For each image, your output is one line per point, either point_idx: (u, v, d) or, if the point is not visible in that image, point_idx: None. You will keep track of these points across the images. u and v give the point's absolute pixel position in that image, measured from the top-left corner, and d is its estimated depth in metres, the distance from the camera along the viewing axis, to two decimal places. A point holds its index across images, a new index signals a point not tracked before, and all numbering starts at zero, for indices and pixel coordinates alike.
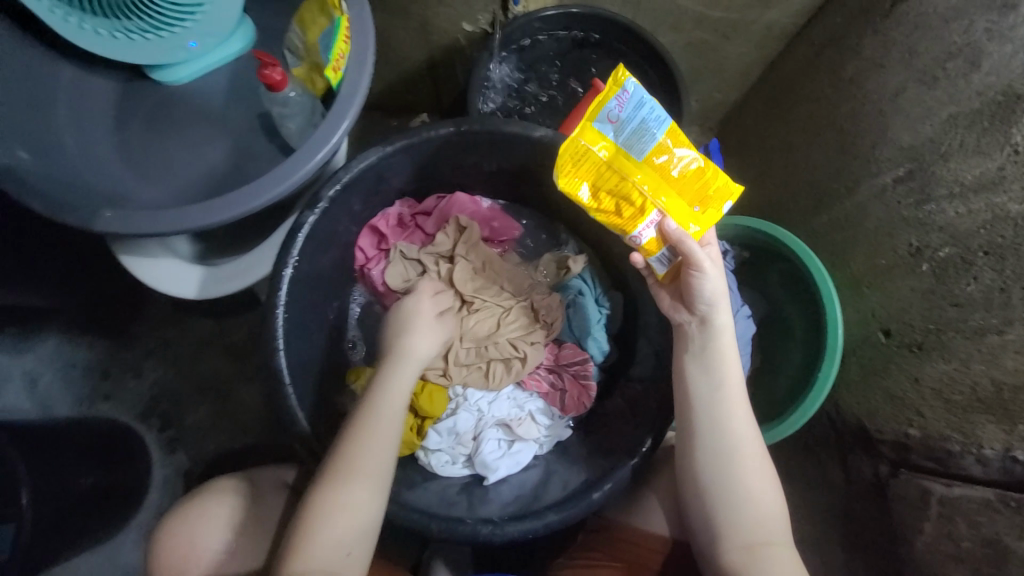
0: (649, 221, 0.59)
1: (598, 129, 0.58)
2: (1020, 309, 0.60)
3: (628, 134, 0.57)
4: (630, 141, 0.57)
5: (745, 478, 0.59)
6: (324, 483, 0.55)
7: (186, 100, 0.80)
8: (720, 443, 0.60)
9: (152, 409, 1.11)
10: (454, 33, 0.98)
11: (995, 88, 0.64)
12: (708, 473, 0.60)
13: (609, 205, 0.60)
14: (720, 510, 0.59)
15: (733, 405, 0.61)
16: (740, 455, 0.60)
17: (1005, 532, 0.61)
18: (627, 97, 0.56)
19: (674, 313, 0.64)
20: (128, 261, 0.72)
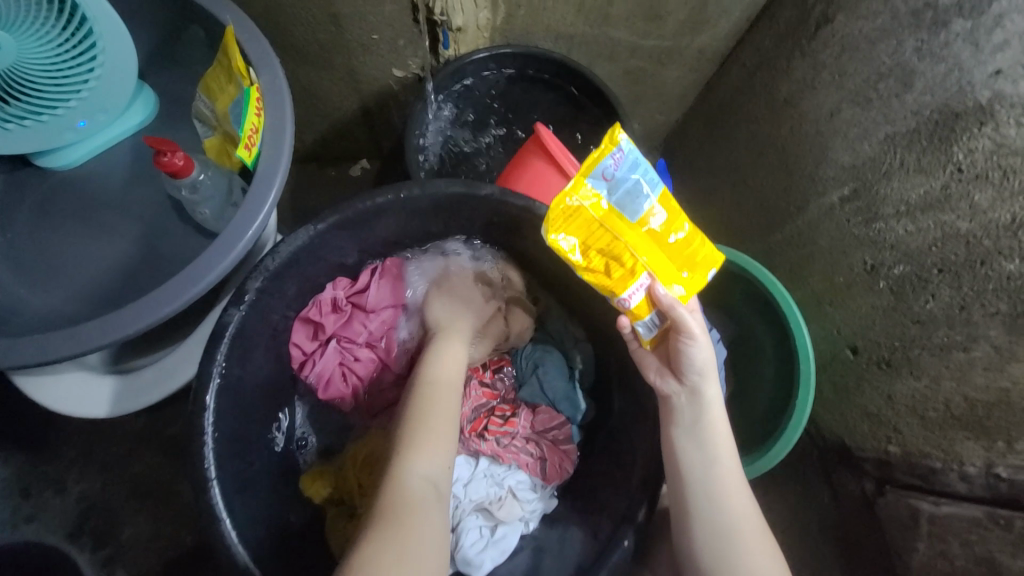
0: (639, 283, 0.55)
1: (592, 184, 0.55)
2: (981, 325, 0.60)
3: (621, 194, 0.55)
4: (623, 202, 0.55)
5: (750, 562, 0.56)
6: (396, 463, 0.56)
7: (81, 186, 0.70)
8: (719, 525, 0.57)
9: (82, 525, 0.98)
10: (384, 80, 0.93)
11: (930, 108, 0.64)
12: (711, 561, 0.57)
13: (598, 264, 0.56)
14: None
15: (728, 481, 0.58)
16: (742, 537, 0.57)
17: (997, 550, 0.59)
18: (622, 159, 0.54)
19: (661, 382, 0.61)
20: (23, 383, 0.62)
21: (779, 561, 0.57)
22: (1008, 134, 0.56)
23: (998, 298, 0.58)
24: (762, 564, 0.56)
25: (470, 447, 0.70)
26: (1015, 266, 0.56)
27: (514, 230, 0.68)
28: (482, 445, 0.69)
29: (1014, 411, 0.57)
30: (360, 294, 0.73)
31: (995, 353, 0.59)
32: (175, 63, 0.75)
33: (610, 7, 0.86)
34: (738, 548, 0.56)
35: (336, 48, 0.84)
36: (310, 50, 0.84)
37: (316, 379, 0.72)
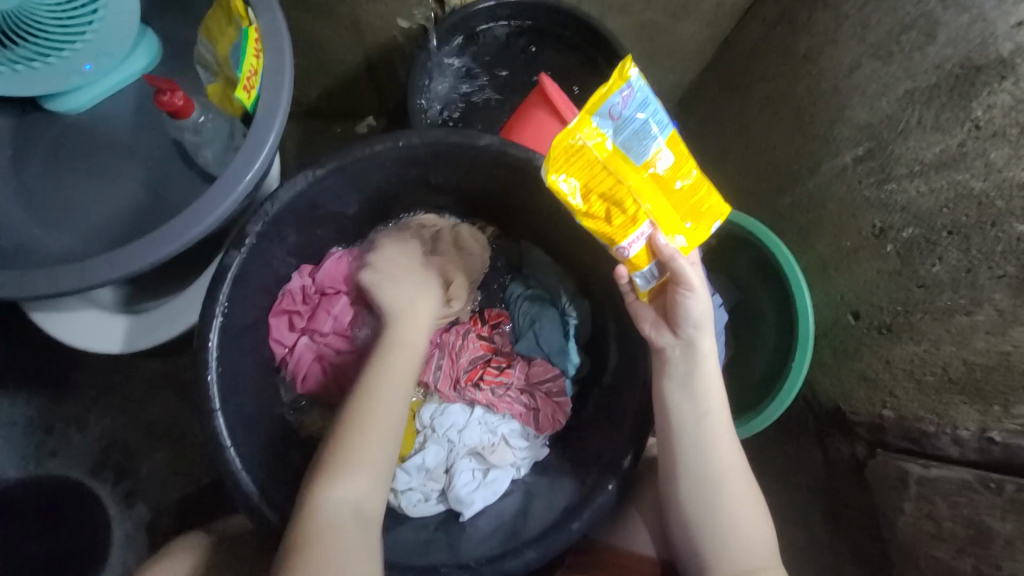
0: (640, 232, 0.56)
1: (597, 123, 0.53)
2: (986, 289, 0.59)
3: (628, 135, 0.53)
4: (629, 143, 0.54)
5: (733, 505, 0.58)
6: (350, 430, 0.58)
7: (88, 131, 0.71)
8: (706, 471, 0.59)
9: (105, 461, 1.04)
10: (389, 31, 0.91)
11: (954, 60, 0.60)
12: (698, 505, 0.59)
13: (599, 210, 0.55)
14: (709, 542, 0.58)
15: (718, 431, 0.59)
16: (729, 483, 0.59)
17: (986, 512, 0.60)
18: (629, 98, 0.52)
19: (657, 335, 0.61)
20: (41, 319, 0.65)
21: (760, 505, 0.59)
22: None
23: (1006, 260, 0.56)
24: (745, 509, 0.58)
25: (466, 396, 0.72)
26: None
27: (514, 183, 0.67)
28: (477, 394, 0.71)
29: (1012, 375, 0.57)
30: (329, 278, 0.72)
31: (998, 316, 0.58)
32: (177, 7, 0.74)
33: None
34: (723, 494, 0.58)
35: None
36: None
37: (295, 375, 0.71)
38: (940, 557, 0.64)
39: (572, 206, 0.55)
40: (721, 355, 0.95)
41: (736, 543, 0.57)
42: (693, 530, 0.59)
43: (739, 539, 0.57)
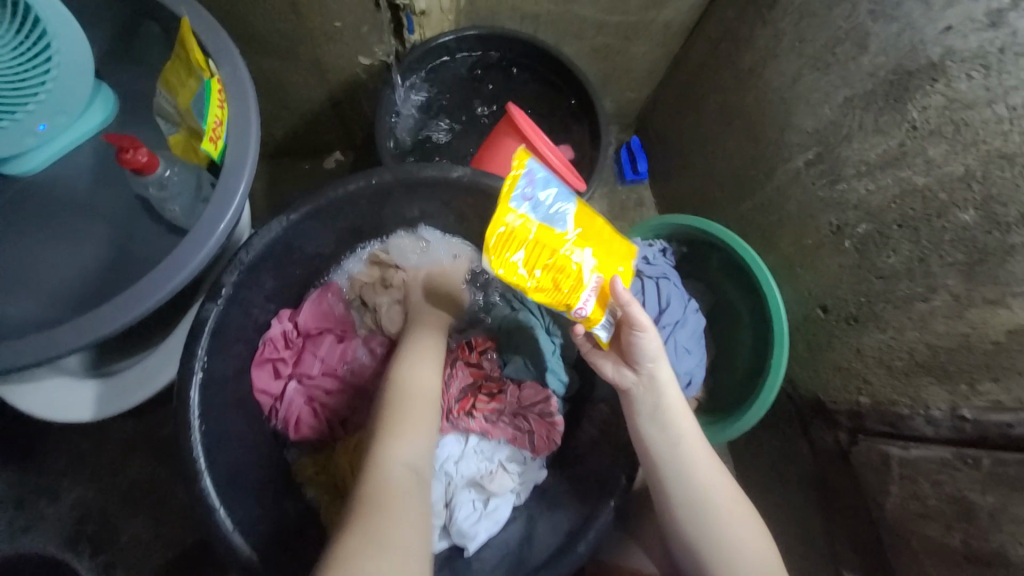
0: (589, 289, 0.57)
1: (516, 208, 0.54)
2: (940, 276, 0.62)
3: (547, 209, 0.56)
4: (550, 216, 0.56)
5: (725, 526, 0.59)
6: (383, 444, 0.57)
7: (45, 191, 0.69)
8: (693, 497, 0.60)
9: (81, 532, 0.99)
10: (351, 69, 0.92)
11: (886, 68, 0.65)
12: (694, 532, 0.59)
13: (551, 283, 0.56)
14: (714, 569, 0.58)
15: (695, 454, 0.61)
16: (718, 504, 0.60)
17: (967, 489, 0.62)
18: (534, 177, 0.56)
19: (619, 377, 0.63)
20: (8, 392, 0.62)
21: (751, 519, 0.60)
22: (959, 89, 0.58)
23: (955, 249, 0.60)
24: (737, 526, 0.59)
25: (459, 426, 0.71)
26: (970, 216, 0.58)
27: (489, 210, 0.69)
28: (471, 423, 0.70)
29: (974, 355, 0.60)
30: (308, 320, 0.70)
31: (953, 301, 0.61)
32: (131, 61, 0.73)
33: None
34: (715, 517, 0.59)
35: (299, 38, 0.83)
36: (273, 41, 0.83)
37: (284, 424, 0.68)
38: (933, 536, 0.68)
39: (526, 281, 0.55)
40: (703, 357, 0.98)
41: (737, 563, 0.58)
42: (696, 560, 0.59)
43: (740, 559, 0.58)
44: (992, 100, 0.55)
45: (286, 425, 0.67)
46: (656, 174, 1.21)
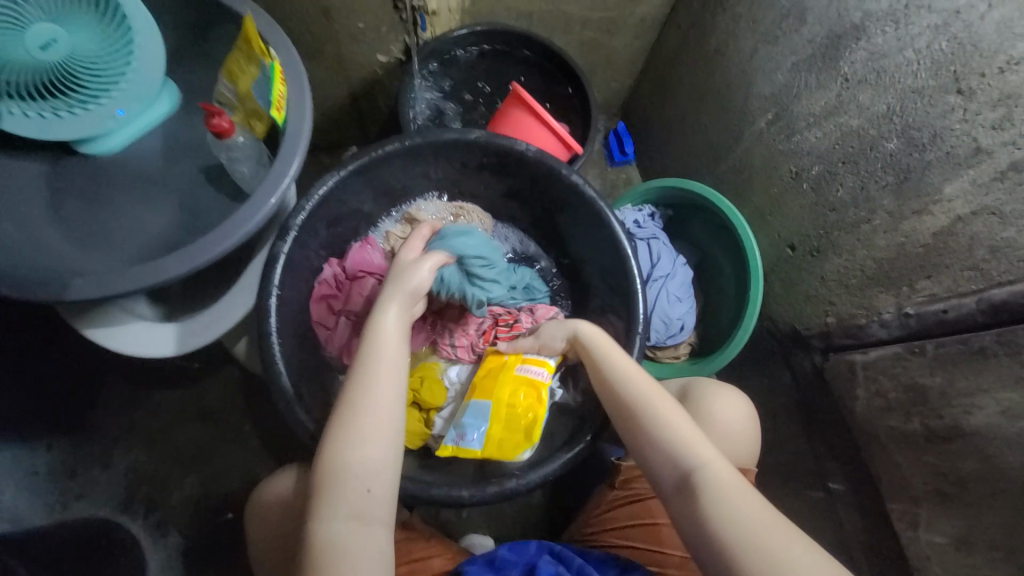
0: (529, 374, 0.73)
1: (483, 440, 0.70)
2: (878, 198, 0.75)
3: (486, 431, 0.71)
4: (486, 422, 0.71)
5: (658, 425, 0.61)
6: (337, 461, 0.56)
7: (121, 169, 0.81)
8: (626, 406, 0.64)
9: (134, 494, 1.07)
10: (370, 66, 1.06)
11: (821, 35, 0.79)
12: (635, 440, 0.62)
13: (535, 401, 0.72)
14: (659, 467, 0.60)
15: (619, 367, 0.67)
16: (643, 411, 0.63)
17: (918, 375, 0.74)
18: (460, 434, 0.72)
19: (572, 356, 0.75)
20: (98, 332, 0.72)
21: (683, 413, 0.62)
22: (877, 43, 0.72)
23: (886, 173, 0.74)
24: (667, 421, 0.61)
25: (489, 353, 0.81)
26: (894, 144, 0.72)
27: (502, 168, 0.82)
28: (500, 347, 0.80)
29: (910, 259, 0.73)
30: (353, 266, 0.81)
31: (890, 217, 0.74)
32: (187, 58, 0.86)
33: None
34: (647, 421, 0.62)
35: (328, 39, 0.97)
36: (305, 42, 0.97)
37: (339, 351, 0.79)
38: (894, 425, 0.79)
39: (539, 420, 0.72)
40: (692, 304, 1.10)
41: (673, 452, 0.59)
42: (645, 464, 0.61)
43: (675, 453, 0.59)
44: (902, 48, 0.69)
45: (337, 352, 0.78)
46: (641, 154, 1.35)
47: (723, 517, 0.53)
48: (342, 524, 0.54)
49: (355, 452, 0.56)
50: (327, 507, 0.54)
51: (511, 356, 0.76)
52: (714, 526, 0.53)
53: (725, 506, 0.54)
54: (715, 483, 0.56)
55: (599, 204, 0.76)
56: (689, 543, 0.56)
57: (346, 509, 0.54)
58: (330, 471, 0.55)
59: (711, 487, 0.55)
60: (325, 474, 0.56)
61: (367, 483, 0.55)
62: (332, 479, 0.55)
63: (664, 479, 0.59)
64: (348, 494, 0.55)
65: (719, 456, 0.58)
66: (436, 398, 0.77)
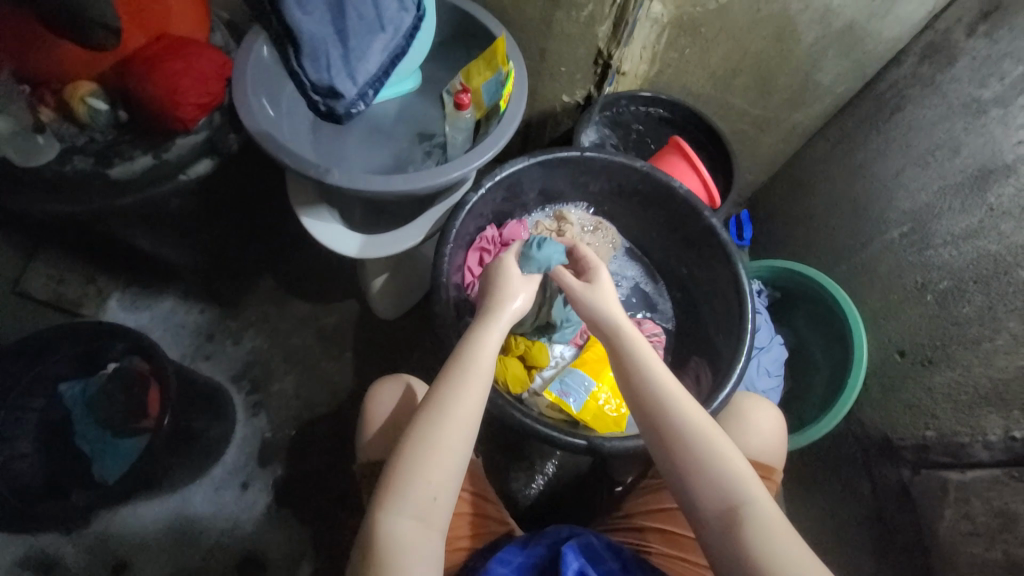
0: None
1: (579, 406, 0.80)
2: (1004, 319, 0.79)
3: (581, 399, 0.81)
4: (585, 393, 0.81)
5: (705, 450, 0.58)
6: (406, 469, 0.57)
7: (366, 115, 1.06)
8: (666, 425, 0.59)
9: (244, 373, 1.25)
10: (555, 102, 1.29)
11: (973, 167, 0.88)
12: (677, 463, 0.58)
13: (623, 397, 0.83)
14: (705, 498, 0.56)
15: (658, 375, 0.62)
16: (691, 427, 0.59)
17: (1014, 501, 0.73)
18: (560, 390, 0.82)
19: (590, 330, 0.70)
20: (309, 219, 0.95)
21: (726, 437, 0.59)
22: None
23: (1018, 297, 0.78)
24: (712, 447, 0.58)
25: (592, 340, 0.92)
26: None
27: (652, 198, 0.97)
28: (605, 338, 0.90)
29: None
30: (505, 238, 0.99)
31: (1014, 339, 0.77)
32: (434, 56, 1.12)
33: (733, 80, 1.18)
34: (693, 445, 0.58)
35: (534, 72, 1.22)
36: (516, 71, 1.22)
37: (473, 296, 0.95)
38: (978, 552, 0.76)
39: (622, 416, 0.82)
40: (779, 384, 1.12)
41: (719, 482, 0.56)
42: (687, 492, 0.58)
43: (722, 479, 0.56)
44: None
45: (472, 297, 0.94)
46: (756, 242, 1.44)
47: (774, 557, 0.51)
48: (402, 523, 0.55)
49: (426, 462, 0.57)
50: (393, 507, 0.56)
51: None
52: (766, 567, 0.51)
53: (773, 546, 0.52)
54: (764, 520, 0.53)
55: (730, 249, 0.89)
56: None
57: (410, 512, 0.55)
58: (401, 470, 0.57)
59: (760, 523, 0.53)
60: (395, 473, 0.57)
61: (435, 490, 0.56)
62: (403, 476, 0.56)
63: (709, 509, 0.56)
64: (412, 498, 0.56)
65: (763, 491, 0.56)
66: (543, 357, 0.87)
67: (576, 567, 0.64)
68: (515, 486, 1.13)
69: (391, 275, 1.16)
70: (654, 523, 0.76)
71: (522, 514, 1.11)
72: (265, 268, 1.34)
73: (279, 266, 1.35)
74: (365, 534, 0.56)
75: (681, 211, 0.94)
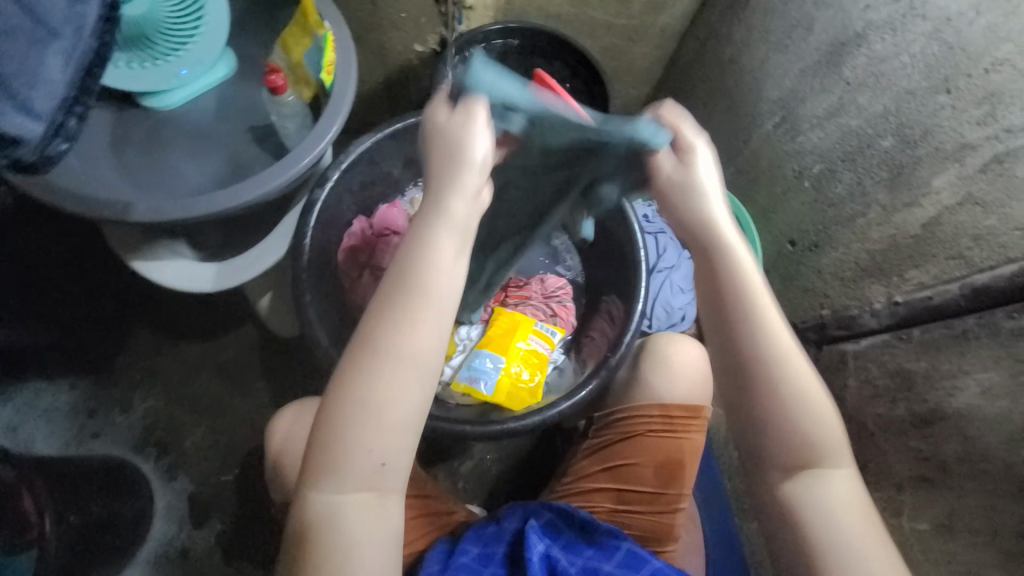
0: (530, 339, 0.81)
1: (489, 388, 0.75)
2: (872, 194, 0.80)
3: (489, 381, 0.76)
4: (492, 375, 0.76)
5: (795, 395, 0.53)
6: (343, 433, 0.47)
7: (178, 122, 0.89)
8: (774, 367, 0.53)
9: (146, 439, 1.12)
10: (407, 54, 1.13)
11: (826, 43, 0.85)
12: (768, 403, 0.53)
13: (534, 367, 0.79)
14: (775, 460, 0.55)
15: (771, 331, 0.53)
16: (795, 370, 0.53)
17: (905, 361, 0.77)
18: (468, 377, 0.77)
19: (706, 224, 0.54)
20: (142, 264, 0.80)
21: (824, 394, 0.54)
22: (877, 49, 0.77)
23: (881, 169, 0.78)
24: (803, 401, 0.53)
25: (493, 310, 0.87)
26: (889, 143, 0.77)
27: None
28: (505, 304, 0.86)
29: (900, 251, 0.77)
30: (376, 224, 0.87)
31: (883, 210, 0.79)
32: (245, 29, 0.94)
33: None
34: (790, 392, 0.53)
35: (371, 24, 1.05)
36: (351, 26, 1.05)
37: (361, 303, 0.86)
38: (882, 412, 0.82)
39: (536, 385, 0.79)
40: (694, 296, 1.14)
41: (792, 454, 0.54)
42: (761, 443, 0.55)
43: (810, 434, 0.53)
44: (898, 53, 0.75)
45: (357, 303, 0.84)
46: None
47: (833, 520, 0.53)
48: (348, 494, 0.48)
49: (374, 426, 0.47)
50: (343, 475, 0.48)
51: (522, 322, 0.82)
52: (818, 521, 0.53)
53: (835, 513, 0.53)
54: (832, 484, 0.54)
55: (612, 181, 0.82)
56: (777, 525, 0.55)
57: (355, 482, 0.48)
58: (341, 421, 0.48)
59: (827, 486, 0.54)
60: (331, 432, 0.48)
61: (383, 456, 0.48)
62: (352, 430, 0.47)
63: (778, 468, 0.55)
64: (359, 467, 0.48)
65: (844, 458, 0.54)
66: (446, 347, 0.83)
67: (541, 551, 0.64)
68: (471, 467, 1.11)
69: (276, 291, 1.04)
70: (601, 482, 0.75)
71: (482, 490, 1.10)
72: (133, 318, 1.17)
73: (151, 311, 1.18)
74: (301, 498, 0.50)
75: None
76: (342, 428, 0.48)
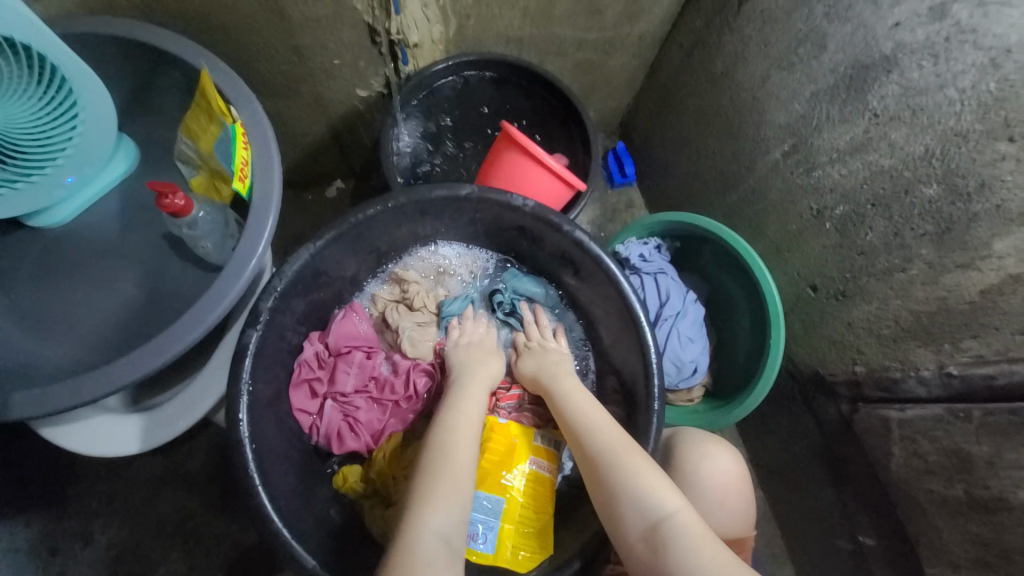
0: (531, 463, 0.70)
1: (494, 545, 0.64)
2: (914, 247, 0.68)
3: (491, 535, 0.64)
4: (493, 526, 0.64)
5: (620, 464, 0.58)
6: (423, 491, 0.55)
7: (76, 240, 0.73)
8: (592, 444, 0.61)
9: (115, 574, 0.99)
10: (350, 101, 0.96)
11: (845, 63, 0.71)
12: (604, 477, 0.58)
13: (539, 498, 0.68)
14: (627, 511, 0.56)
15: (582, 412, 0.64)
16: (608, 445, 0.60)
17: (963, 441, 0.67)
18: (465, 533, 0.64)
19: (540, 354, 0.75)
20: (50, 433, 0.65)
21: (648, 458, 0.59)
22: (912, 78, 0.64)
23: (924, 221, 0.66)
24: (628, 469, 0.58)
25: None
26: (934, 190, 0.65)
27: (497, 219, 0.75)
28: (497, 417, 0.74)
29: (953, 316, 0.66)
30: (335, 344, 0.75)
31: (928, 268, 0.68)
32: (149, 108, 0.78)
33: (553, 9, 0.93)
34: (611, 464, 0.59)
35: (299, 76, 0.88)
36: (275, 82, 0.88)
37: (327, 440, 0.73)
38: (935, 490, 0.71)
39: (547, 520, 0.67)
40: (705, 344, 1.02)
41: (640, 504, 0.55)
42: (607, 490, 0.58)
43: (637, 493, 0.56)
44: (942, 85, 0.62)
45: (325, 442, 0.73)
46: (642, 176, 1.26)
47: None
48: (423, 553, 0.50)
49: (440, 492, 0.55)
50: (418, 532, 0.51)
51: (518, 444, 0.70)
52: None
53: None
54: (685, 541, 0.52)
55: (606, 261, 0.70)
56: None
57: (432, 535, 0.52)
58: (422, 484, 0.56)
59: (679, 542, 0.52)
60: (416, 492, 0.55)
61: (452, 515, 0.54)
62: (420, 495, 0.54)
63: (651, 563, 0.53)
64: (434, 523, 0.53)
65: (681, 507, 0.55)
66: None
67: None
68: None
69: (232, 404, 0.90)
70: None
71: None
72: None
73: None
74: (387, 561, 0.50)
75: (535, 225, 0.73)
76: (425, 487, 0.55)
